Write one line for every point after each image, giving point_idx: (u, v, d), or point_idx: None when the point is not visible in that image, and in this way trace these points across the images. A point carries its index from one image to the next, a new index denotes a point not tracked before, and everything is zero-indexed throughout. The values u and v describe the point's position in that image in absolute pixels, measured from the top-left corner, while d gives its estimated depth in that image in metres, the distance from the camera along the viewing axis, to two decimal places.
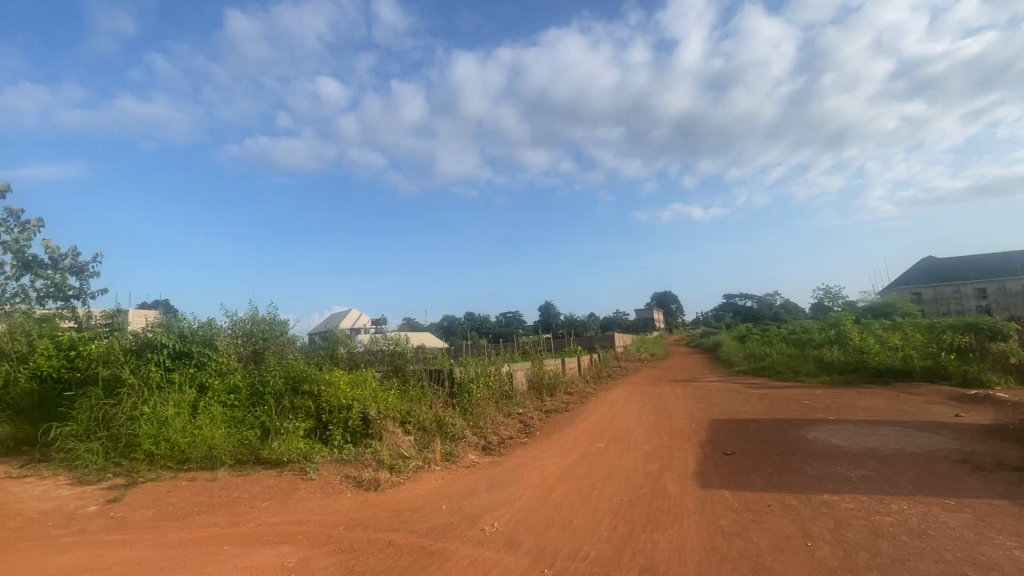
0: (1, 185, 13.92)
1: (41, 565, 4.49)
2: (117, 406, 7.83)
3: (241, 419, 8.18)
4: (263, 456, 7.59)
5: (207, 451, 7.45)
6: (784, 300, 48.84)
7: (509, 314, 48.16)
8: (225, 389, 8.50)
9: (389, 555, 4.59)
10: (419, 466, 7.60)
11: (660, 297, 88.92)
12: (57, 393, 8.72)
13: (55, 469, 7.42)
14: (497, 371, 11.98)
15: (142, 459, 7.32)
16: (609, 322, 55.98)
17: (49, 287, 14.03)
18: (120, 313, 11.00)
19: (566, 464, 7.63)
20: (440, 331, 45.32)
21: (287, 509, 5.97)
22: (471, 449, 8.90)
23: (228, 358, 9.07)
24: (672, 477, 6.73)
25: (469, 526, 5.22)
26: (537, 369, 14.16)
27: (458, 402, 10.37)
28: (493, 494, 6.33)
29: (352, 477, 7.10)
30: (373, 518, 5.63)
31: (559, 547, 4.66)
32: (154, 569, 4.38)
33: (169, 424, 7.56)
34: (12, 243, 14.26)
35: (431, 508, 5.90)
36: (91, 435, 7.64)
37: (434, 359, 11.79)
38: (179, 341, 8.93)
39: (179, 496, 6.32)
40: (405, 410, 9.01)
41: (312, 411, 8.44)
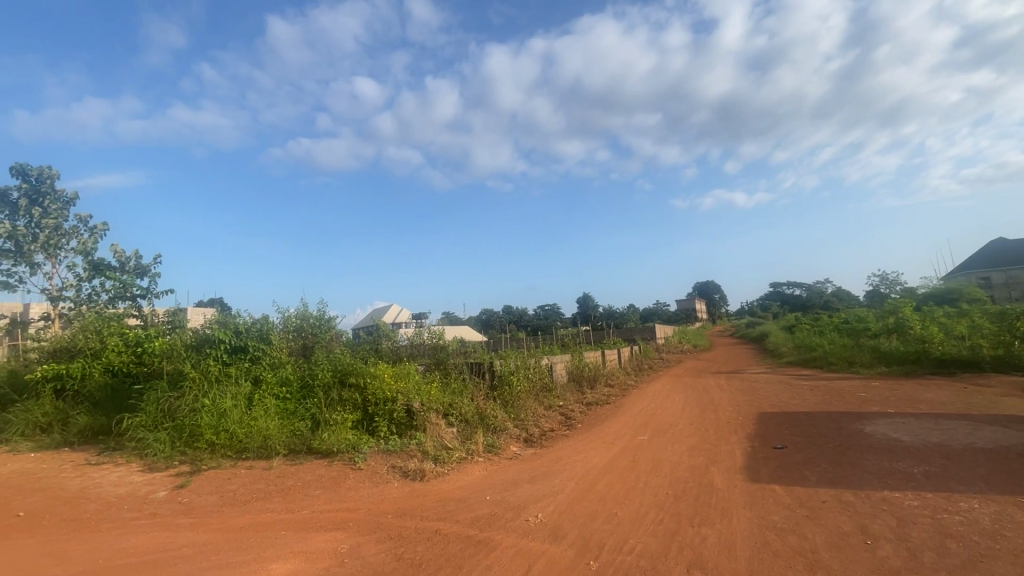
0: (70, 195, 15.04)
1: (119, 546, 4.85)
2: (181, 399, 8.34)
3: (293, 411, 8.54)
4: (314, 446, 7.90)
5: (262, 441, 7.83)
6: (836, 287, 46.57)
7: (547, 307, 47.98)
8: (277, 381, 8.89)
9: (436, 543, 4.70)
10: (463, 458, 7.73)
11: (702, 287, 86.44)
12: (127, 386, 9.38)
13: (127, 456, 7.98)
14: (537, 364, 11.99)
15: (205, 448, 7.77)
16: (649, 313, 54.82)
17: (117, 288, 15.06)
18: (181, 311, 11.70)
19: (609, 457, 7.58)
20: (478, 325, 45.66)
21: (338, 498, 6.20)
22: (513, 441, 8.98)
23: (280, 353, 9.51)
24: (719, 471, 6.57)
25: (513, 517, 5.26)
26: (577, 361, 14.09)
27: (499, 394, 10.47)
28: (535, 486, 6.36)
29: (398, 467, 7.29)
30: (420, 507, 5.77)
31: (604, 539, 4.64)
32: (219, 551, 4.65)
33: (227, 415, 7.99)
34: (83, 248, 15.38)
35: (475, 499, 5.99)
36: (159, 425, 8.17)
37: (474, 352, 11.94)
38: (235, 336, 9.45)
39: (238, 484, 6.68)
40: (447, 403, 9.16)
41: (359, 403, 8.73)
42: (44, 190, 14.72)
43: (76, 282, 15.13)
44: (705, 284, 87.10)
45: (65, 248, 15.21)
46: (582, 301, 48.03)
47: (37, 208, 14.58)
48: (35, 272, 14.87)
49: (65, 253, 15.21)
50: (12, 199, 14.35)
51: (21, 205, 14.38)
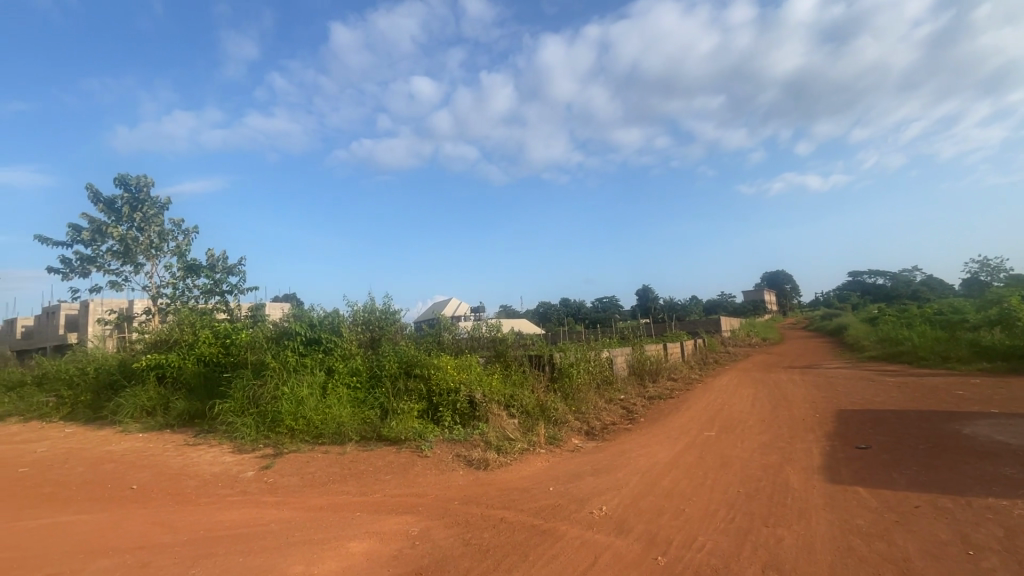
0: (165, 200, 16.53)
1: (217, 519, 5.33)
2: (264, 386, 9.01)
3: (363, 400, 8.98)
4: (383, 433, 8.27)
5: (336, 428, 8.29)
6: (926, 275, 42.54)
7: (605, 299, 47.11)
8: (348, 371, 9.38)
9: (501, 531, 4.80)
10: (525, 449, 7.82)
11: (772, 278, 81.63)
12: (217, 374, 10.24)
13: (219, 438, 8.72)
14: (597, 357, 11.86)
15: (285, 433, 8.33)
16: (714, 305, 52.47)
17: (208, 286, 16.46)
18: (261, 306, 12.62)
19: (674, 452, 7.39)
20: (536, 318, 45.67)
21: (407, 483, 6.48)
22: (574, 434, 8.98)
23: (350, 344, 10.02)
24: (796, 470, 6.23)
25: (578, 509, 5.28)
26: (638, 354, 13.81)
27: (559, 386, 10.48)
28: (598, 479, 6.32)
29: (462, 456, 7.50)
30: (485, 495, 5.92)
31: (671, 535, 4.55)
32: (302, 528, 5.00)
33: (305, 403, 8.54)
34: (177, 249, 16.91)
35: (539, 489, 6.05)
36: (245, 411, 8.87)
37: (533, 344, 11.98)
38: (310, 329, 10.09)
39: (316, 467, 7.15)
40: (508, 394, 9.28)
41: (424, 393, 9.03)
42: (143, 198, 16.21)
43: (172, 280, 16.66)
44: (776, 273, 82.16)
45: (163, 250, 16.78)
46: (641, 293, 46.74)
47: (138, 214, 16.13)
48: (139, 272, 16.54)
49: (163, 254, 16.77)
50: (118, 207, 15.94)
51: (125, 212, 15.96)
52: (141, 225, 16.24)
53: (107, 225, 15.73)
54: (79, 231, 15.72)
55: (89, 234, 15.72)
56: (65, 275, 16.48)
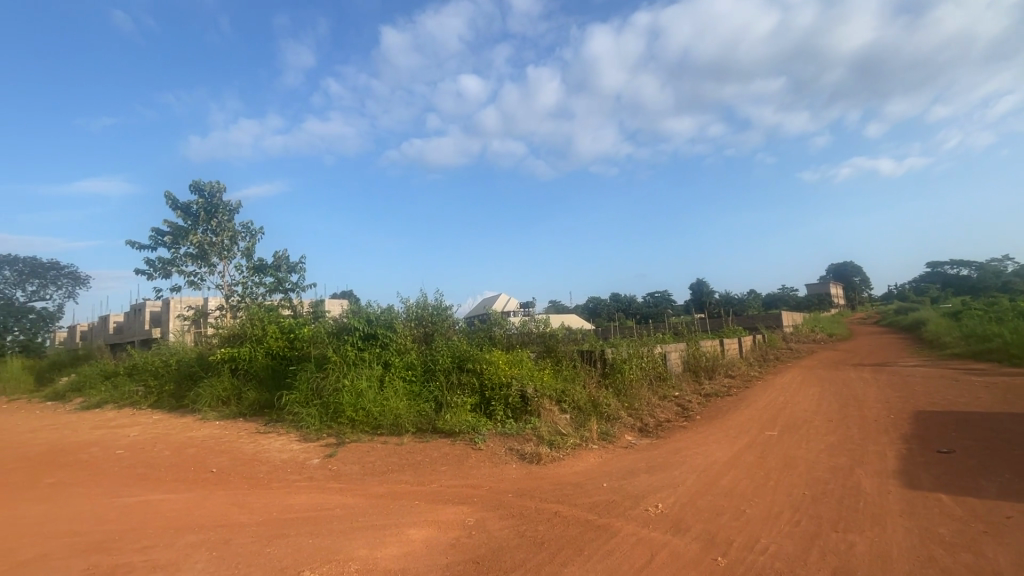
0: (235, 204, 17.64)
1: (287, 502, 5.70)
2: (326, 378, 9.50)
3: (419, 393, 9.25)
4: (438, 425, 8.49)
5: (394, 419, 8.60)
6: (1019, 264, 38.54)
7: (657, 294, 45.85)
8: (404, 365, 9.70)
9: (556, 524, 4.84)
10: (577, 444, 7.81)
11: (838, 269, 76.50)
12: (284, 367, 10.89)
13: (286, 427, 9.25)
14: (650, 352, 11.62)
15: (347, 423, 8.73)
16: (774, 299, 49.87)
17: (274, 283, 17.48)
18: (322, 303, 13.25)
19: (733, 451, 7.16)
20: (586, 313, 45.17)
21: (462, 475, 6.64)
22: (627, 430, 8.88)
23: (405, 339, 10.35)
24: (868, 473, 5.88)
25: (632, 506, 5.22)
26: (693, 350, 13.39)
27: (611, 382, 10.35)
28: (653, 476, 6.23)
29: (515, 450, 7.59)
30: (538, 489, 5.97)
31: (731, 535, 4.43)
32: (365, 514, 5.26)
33: (364, 395, 8.93)
34: (246, 250, 18.05)
35: (592, 485, 6.04)
36: (309, 402, 9.37)
37: (585, 339, 11.86)
38: (367, 324, 10.52)
39: (376, 456, 7.46)
40: (560, 389, 9.27)
41: (477, 387, 9.18)
42: (215, 203, 17.38)
43: (242, 279, 17.79)
44: (844, 265, 76.90)
45: (234, 250, 17.95)
46: (695, 287, 45.07)
47: (212, 218, 17.32)
48: (213, 272, 17.78)
49: (233, 255, 17.95)
50: (194, 211, 17.18)
51: (200, 216, 17.17)
52: (215, 228, 17.43)
53: (184, 228, 17.01)
54: (161, 235, 17.08)
55: (170, 237, 17.05)
56: (150, 275, 17.97)
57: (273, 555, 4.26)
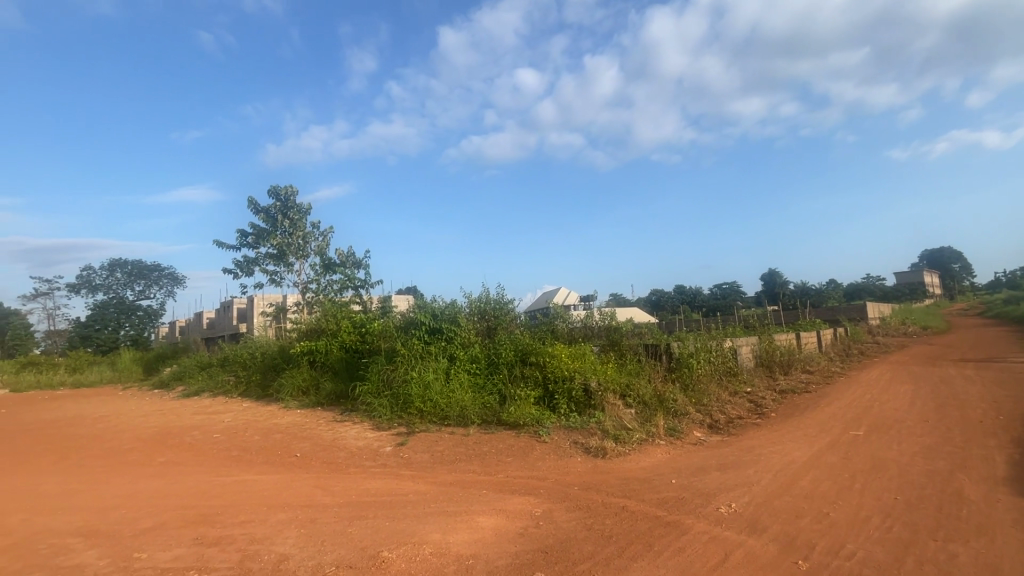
0: (307, 206, 18.81)
1: (364, 486, 6.05)
2: (396, 371, 9.94)
3: (483, 385, 9.45)
4: (502, 417, 8.64)
5: (460, 411, 8.85)
6: None
7: (725, 285, 43.69)
8: (468, 358, 9.94)
9: (625, 519, 4.80)
10: (643, 439, 7.69)
11: (933, 256, 69.50)
12: (356, 360, 11.50)
13: (360, 416, 9.78)
14: (719, 346, 11.16)
15: (415, 413, 9.09)
16: (858, 289, 46.04)
17: (344, 280, 18.46)
18: (390, 299, 13.85)
19: (813, 451, 6.75)
20: (649, 307, 43.96)
21: (528, 466, 6.74)
22: (695, 427, 8.62)
23: (469, 333, 10.61)
24: (973, 480, 5.35)
25: (704, 504, 5.08)
26: (766, 344, 12.71)
27: (678, 377, 10.04)
28: (725, 474, 6.01)
29: (580, 443, 7.58)
30: (604, 483, 5.95)
31: (813, 539, 4.20)
32: (436, 500, 5.48)
33: (431, 387, 9.26)
34: (319, 249, 19.20)
35: (660, 481, 5.93)
36: (381, 393, 9.84)
37: (649, 333, 11.58)
38: (433, 319, 10.89)
39: (444, 446, 7.73)
40: (624, 383, 9.13)
41: (540, 380, 9.23)
42: (290, 205, 18.57)
43: (316, 277, 18.94)
44: (940, 251, 69.64)
45: (308, 250, 19.12)
46: (767, 277, 42.57)
47: (288, 220, 18.52)
48: (291, 270, 19.05)
49: (308, 254, 19.13)
50: (272, 214, 18.48)
51: (278, 219, 18.41)
52: (291, 229, 18.65)
53: (264, 230, 18.36)
54: (245, 237, 18.51)
55: (253, 239, 18.43)
56: (236, 275, 19.55)
57: (354, 535, 4.55)
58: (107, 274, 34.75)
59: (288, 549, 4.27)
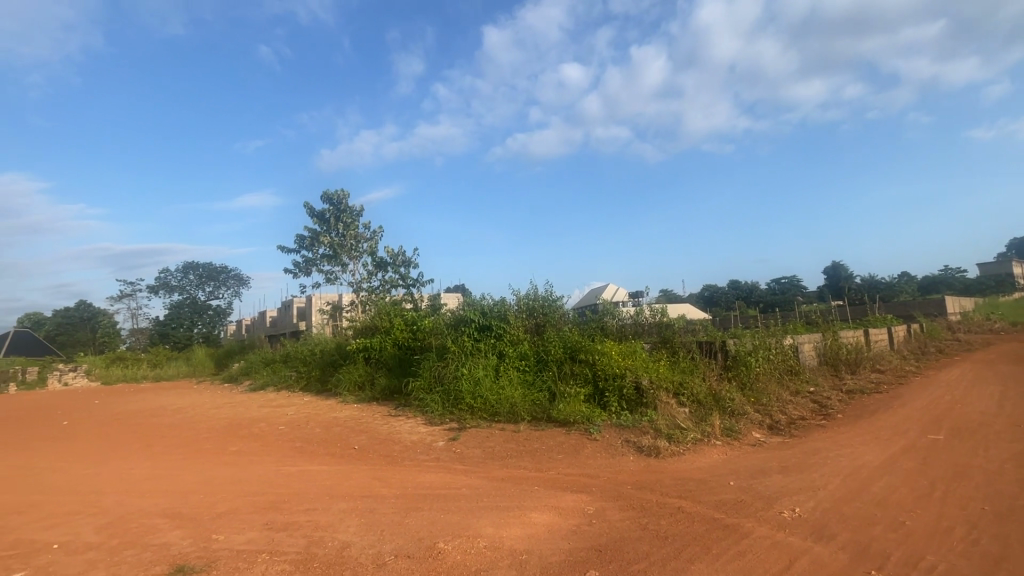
0: (358, 207, 19.53)
1: (419, 479, 6.23)
2: (447, 367, 10.16)
3: (533, 382, 9.49)
4: (552, 415, 8.62)
5: (510, 407, 8.92)
6: None
7: (784, 279, 41.56)
8: (517, 355, 10.01)
9: (680, 520, 4.70)
10: (698, 439, 7.47)
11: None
12: (409, 356, 11.84)
13: (413, 411, 10.05)
14: (779, 343, 10.64)
15: (466, 409, 9.24)
16: (935, 282, 42.56)
17: (395, 279, 19.01)
18: (440, 297, 14.14)
19: (887, 455, 6.33)
20: (701, 303, 42.53)
21: (579, 464, 6.70)
22: (754, 428, 8.28)
23: (517, 330, 10.68)
24: None
25: (765, 507, 4.88)
26: (830, 341, 12.00)
27: (734, 375, 9.67)
28: (788, 477, 5.75)
29: (631, 442, 7.45)
30: (658, 482, 5.83)
31: (889, 549, 3.94)
32: (489, 495, 5.57)
33: (481, 383, 9.39)
34: (371, 249, 19.89)
35: (717, 482, 5.75)
36: (432, 388, 10.08)
37: (703, 329, 11.20)
38: (482, 316, 11.04)
39: (495, 442, 7.82)
40: (677, 381, 8.90)
41: (590, 377, 9.16)
42: (343, 208, 19.33)
43: (369, 276, 19.62)
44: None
45: (361, 250, 19.83)
46: (831, 271, 40.13)
47: (341, 222, 19.29)
48: (346, 270, 19.82)
49: (362, 254, 19.84)
50: (326, 217, 19.30)
51: (332, 221, 19.21)
52: (344, 231, 19.40)
53: (320, 233, 19.21)
54: (303, 239, 19.43)
55: (310, 241, 19.32)
56: (296, 275, 20.55)
57: (411, 525, 4.70)
58: (182, 276, 37.48)
59: (350, 537, 4.47)
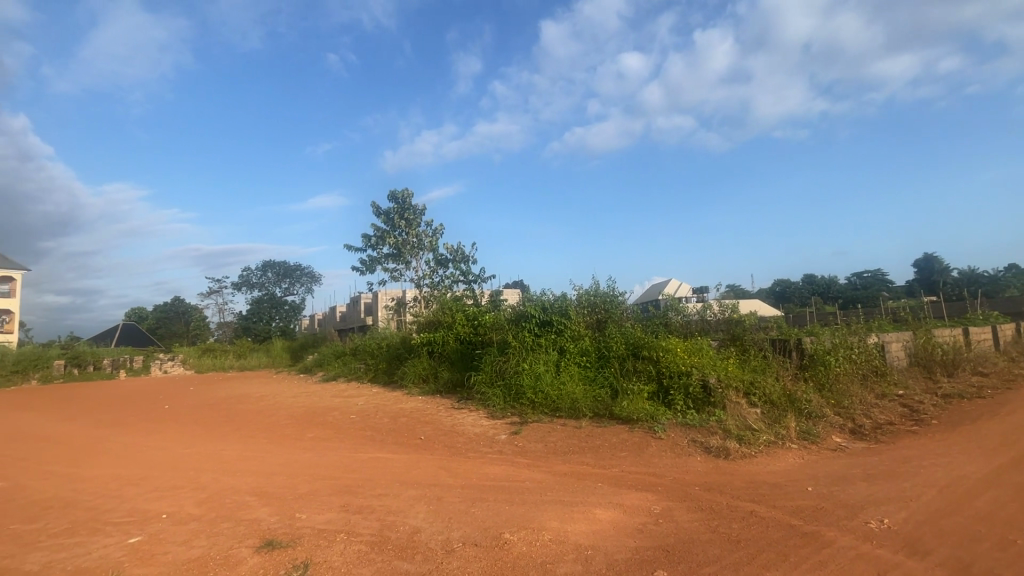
0: (420, 206, 20.14)
1: (483, 470, 6.36)
2: (508, 362, 10.28)
3: (595, 378, 9.40)
4: (615, 412, 8.49)
5: (571, 403, 8.88)
6: None
7: (867, 273, 38.42)
8: (579, 351, 9.96)
9: (753, 525, 4.50)
10: (772, 442, 7.10)
11: None
12: (470, 351, 12.10)
13: (475, 405, 10.26)
14: (862, 342, 9.87)
15: (528, 404, 9.30)
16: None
17: (457, 275, 19.46)
18: (500, 292, 14.31)
19: (992, 466, 5.72)
20: (772, 298, 40.20)
21: (643, 462, 6.59)
22: (834, 431, 7.76)
23: (579, 326, 10.61)
24: None
25: (849, 516, 4.57)
26: (923, 341, 10.98)
27: (811, 376, 9.08)
28: (875, 486, 5.34)
29: (699, 442, 7.21)
30: (728, 485, 5.62)
31: (996, 569, 3.58)
32: (552, 489, 5.59)
33: (542, 378, 9.43)
34: (433, 247, 20.47)
35: (793, 487, 5.44)
36: (494, 382, 10.23)
37: (776, 326, 10.61)
38: (543, 312, 11.06)
39: (557, 437, 7.83)
40: (748, 380, 8.49)
41: (654, 375, 8.94)
42: (407, 207, 20.01)
43: (432, 273, 20.20)
44: None
45: (423, 247, 20.44)
46: (923, 263, 36.61)
47: (404, 221, 19.98)
48: (410, 267, 20.50)
49: (424, 251, 20.46)
50: (390, 216, 20.05)
51: (397, 220, 19.93)
52: (407, 229, 20.07)
53: (385, 231, 20.00)
54: (369, 238, 20.31)
55: (376, 239, 20.15)
56: (363, 272, 21.50)
57: (477, 515, 4.82)
58: (262, 274, 40.35)
59: (420, 523, 4.66)
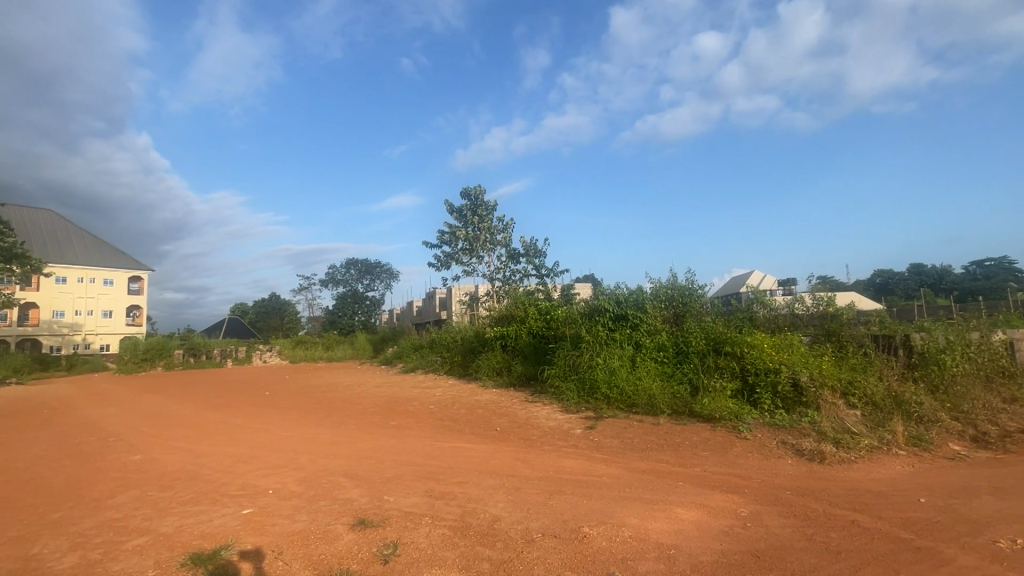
0: (492, 202, 20.45)
1: (559, 463, 6.40)
2: (581, 356, 10.21)
3: (672, 374, 9.09)
4: (695, 409, 8.16)
5: (648, 399, 8.65)
6: None
7: (991, 261, 33.82)
8: (655, 346, 9.68)
9: (856, 535, 4.16)
10: (874, 447, 6.51)
11: None
12: (543, 345, 12.16)
13: (549, 398, 10.29)
14: (985, 340, 8.74)
15: (602, 399, 9.19)
16: None
17: (529, 269, 19.60)
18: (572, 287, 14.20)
19: None
20: (872, 291, 36.60)
21: (727, 463, 6.29)
22: (951, 439, 6.96)
23: (655, 320, 10.30)
24: None
25: (972, 533, 4.09)
26: None
27: (922, 377, 8.19)
28: (1005, 501, 4.73)
29: (790, 444, 6.77)
30: (825, 491, 5.22)
31: None
32: (630, 485, 5.51)
33: (617, 373, 9.26)
34: (505, 241, 20.74)
35: (902, 498, 4.95)
36: (567, 376, 10.22)
37: (879, 321, 9.64)
38: (617, 306, 10.85)
39: (634, 433, 7.68)
40: (846, 380, 7.82)
41: (738, 372, 8.48)
42: (479, 204, 20.41)
43: (504, 267, 20.49)
44: None
45: (495, 242, 20.74)
46: None
47: (477, 217, 20.40)
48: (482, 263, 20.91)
49: (496, 247, 20.76)
50: (463, 213, 20.55)
51: (470, 217, 20.40)
52: (479, 225, 20.48)
53: (458, 227, 20.53)
54: (444, 234, 20.93)
55: (450, 236, 20.75)
56: (438, 268, 22.22)
57: (556, 507, 4.86)
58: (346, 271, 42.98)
59: (500, 511, 4.78)
